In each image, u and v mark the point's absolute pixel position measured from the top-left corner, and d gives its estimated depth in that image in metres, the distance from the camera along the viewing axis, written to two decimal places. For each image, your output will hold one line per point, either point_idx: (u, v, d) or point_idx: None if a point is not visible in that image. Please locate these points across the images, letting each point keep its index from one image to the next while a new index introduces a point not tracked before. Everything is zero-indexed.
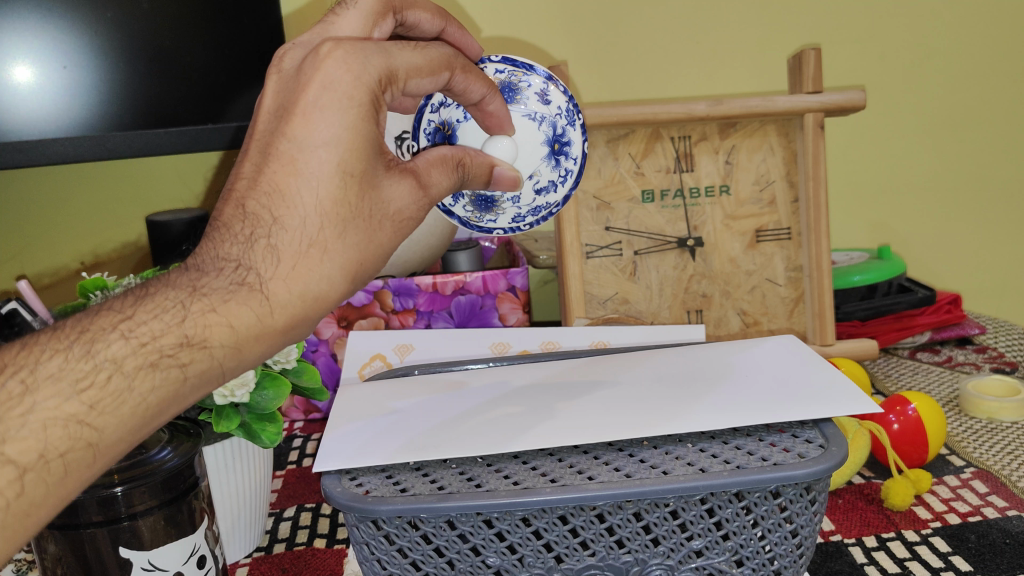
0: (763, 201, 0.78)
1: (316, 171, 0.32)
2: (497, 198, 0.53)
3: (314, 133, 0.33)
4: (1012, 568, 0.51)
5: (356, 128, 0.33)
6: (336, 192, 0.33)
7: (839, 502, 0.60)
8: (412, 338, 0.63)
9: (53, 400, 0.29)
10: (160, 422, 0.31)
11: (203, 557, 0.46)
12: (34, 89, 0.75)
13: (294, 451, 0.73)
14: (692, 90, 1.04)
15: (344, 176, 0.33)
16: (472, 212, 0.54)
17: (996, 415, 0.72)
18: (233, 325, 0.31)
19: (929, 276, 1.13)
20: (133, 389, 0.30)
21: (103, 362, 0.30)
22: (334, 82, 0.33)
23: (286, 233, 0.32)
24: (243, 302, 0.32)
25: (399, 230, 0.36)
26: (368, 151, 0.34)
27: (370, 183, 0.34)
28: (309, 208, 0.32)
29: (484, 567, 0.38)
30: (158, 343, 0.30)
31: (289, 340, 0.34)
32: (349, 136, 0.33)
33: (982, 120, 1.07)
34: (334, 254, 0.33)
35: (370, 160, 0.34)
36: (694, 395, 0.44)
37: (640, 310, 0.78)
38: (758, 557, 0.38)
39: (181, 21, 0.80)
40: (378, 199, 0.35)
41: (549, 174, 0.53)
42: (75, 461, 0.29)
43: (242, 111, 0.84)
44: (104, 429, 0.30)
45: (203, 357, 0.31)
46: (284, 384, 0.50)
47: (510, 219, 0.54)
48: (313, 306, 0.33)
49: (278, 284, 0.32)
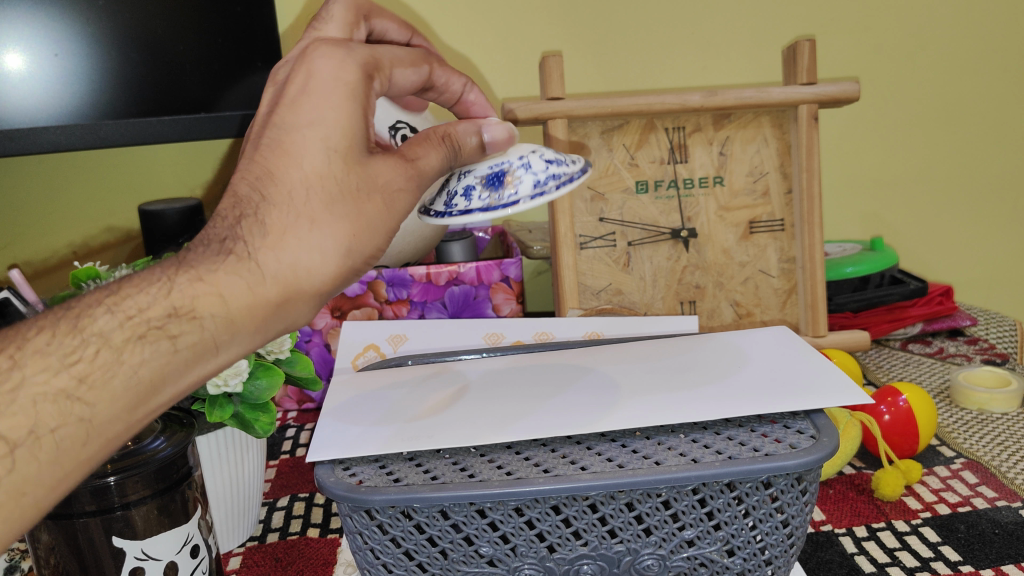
0: (757, 192, 0.78)
1: (302, 148, 0.33)
2: (506, 168, 0.44)
3: (300, 115, 0.34)
4: (1001, 559, 0.52)
5: (342, 107, 0.34)
6: (323, 167, 0.33)
7: (830, 493, 0.61)
8: (405, 329, 0.63)
9: (43, 376, 0.29)
10: (156, 402, 0.31)
11: (197, 547, 0.46)
12: (25, 77, 0.73)
13: (288, 441, 0.73)
14: (685, 81, 1.04)
15: (329, 150, 0.34)
16: (490, 196, 0.43)
17: (985, 406, 0.72)
18: (223, 296, 0.32)
19: (921, 269, 1.13)
20: (122, 362, 0.30)
21: (90, 337, 0.30)
22: (319, 71, 0.34)
23: (274, 209, 0.33)
24: (232, 272, 0.32)
25: (393, 209, 0.36)
26: (355, 129, 0.34)
27: (361, 160, 0.35)
28: (296, 183, 0.33)
29: (478, 557, 0.38)
30: (144, 316, 0.30)
31: (282, 315, 0.34)
32: (335, 117, 0.34)
33: (975, 111, 1.07)
34: (322, 225, 0.33)
35: (358, 139, 0.34)
36: (687, 386, 0.44)
37: (634, 301, 0.78)
38: (748, 547, 0.38)
39: (174, 10, 0.79)
40: (370, 175, 0.35)
41: (552, 153, 0.46)
42: (68, 439, 0.29)
43: (234, 101, 0.83)
44: (96, 405, 0.30)
45: (193, 329, 0.31)
46: (277, 373, 0.50)
47: (532, 185, 0.43)
48: (301, 277, 0.33)
49: (266, 254, 0.32)
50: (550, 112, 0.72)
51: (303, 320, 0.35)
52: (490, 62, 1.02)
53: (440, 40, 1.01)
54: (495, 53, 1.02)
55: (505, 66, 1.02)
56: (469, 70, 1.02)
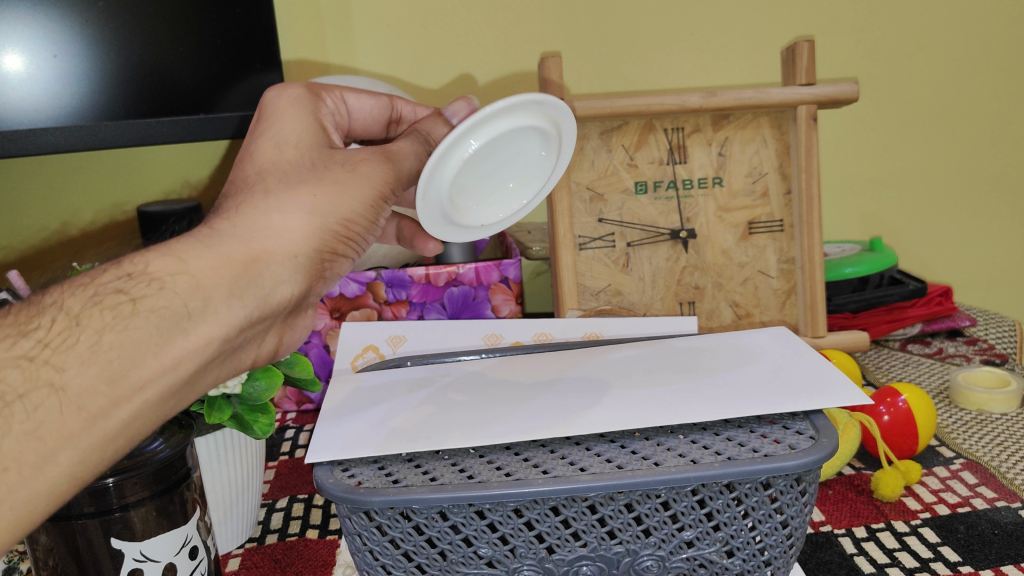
0: (755, 193, 0.78)
1: (256, 149, 0.39)
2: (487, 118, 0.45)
3: (256, 131, 0.40)
4: (1000, 559, 0.52)
5: (287, 115, 0.40)
6: (275, 155, 0.38)
7: (829, 494, 0.61)
8: (404, 330, 0.63)
9: (4, 345, 0.30)
10: (137, 378, 0.30)
11: (196, 548, 0.46)
12: (24, 78, 0.73)
13: (286, 442, 0.73)
14: (684, 82, 1.04)
15: (278, 143, 0.39)
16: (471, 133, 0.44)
17: (985, 406, 0.72)
18: (181, 259, 0.33)
19: (921, 270, 1.13)
20: (81, 326, 0.31)
21: (48, 308, 0.32)
22: (270, 104, 0.42)
23: (235, 197, 0.37)
24: (193, 242, 0.34)
25: (357, 177, 0.39)
26: (302, 127, 0.40)
27: (313, 148, 0.39)
28: (251, 173, 0.38)
29: (477, 558, 0.38)
30: (98, 284, 0.32)
31: (254, 281, 0.34)
32: (281, 122, 0.40)
33: (974, 112, 1.07)
34: (278, 194, 0.36)
35: (305, 131, 0.40)
36: (687, 387, 0.44)
37: (633, 301, 0.78)
38: (748, 548, 0.38)
39: (173, 12, 0.78)
40: (324, 156, 0.39)
41: None
42: (42, 406, 0.29)
43: (235, 101, 0.83)
44: (65, 369, 0.29)
45: (154, 291, 0.32)
46: (276, 375, 0.49)
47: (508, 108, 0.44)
48: (264, 241, 0.35)
49: (225, 224, 0.35)
50: None
51: (279, 287, 0.35)
52: (489, 63, 1.02)
53: (440, 41, 1.01)
54: (494, 55, 1.02)
55: (505, 67, 1.02)
56: (469, 72, 1.02)
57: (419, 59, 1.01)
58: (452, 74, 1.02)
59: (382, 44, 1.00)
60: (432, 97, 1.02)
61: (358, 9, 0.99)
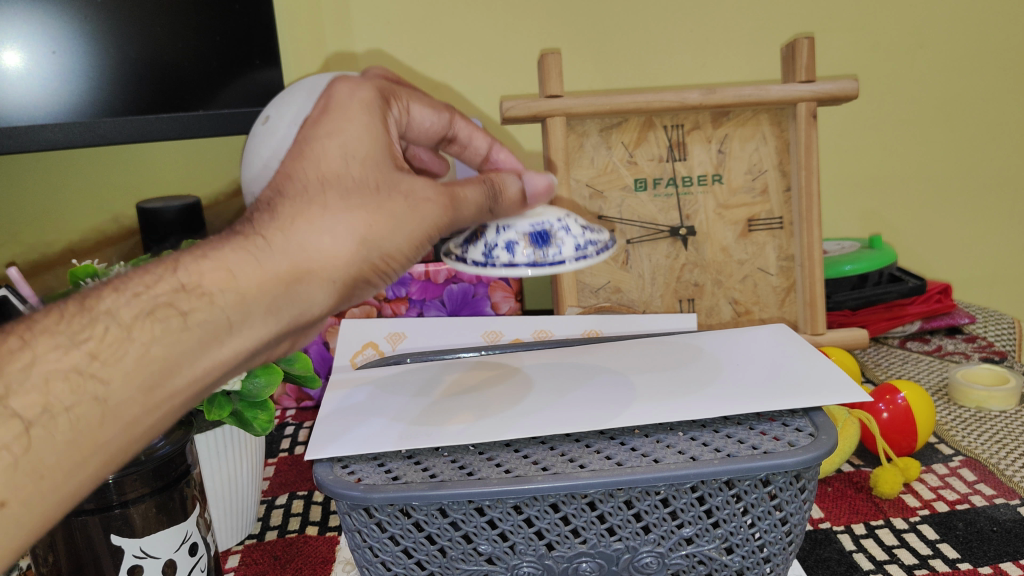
0: (755, 190, 0.78)
1: (321, 151, 0.36)
2: (549, 227, 0.48)
3: (319, 128, 0.37)
4: (1000, 556, 0.52)
5: (359, 120, 0.37)
6: (341, 165, 0.36)
7: (828, 490, 0.61)
8: (404, 326, 0.62)
9: (53, 353, 0.29)
10: (174, 384, 0.31)
11: (196, 545, 0.46)
12: (23, 74, 0.72)
13: (286, 438, 0.73)
14: (683, 79, 1.04)
15: (351, 154, 0.36)
16: (534, 254, 0.47)
17: (984, 403, 0.72)
18: (232, 272, 0.32)
19: (919, 266, 1.13)
20: (133, 339, 0.30)
21: (99, 314, 0.30)
22: (333, 95, 0.39)
23: (288, 203, 0.35)
24: (236, 249, 0.33)
25: (414, 213, 0.38)
26: (374, 139, 0.37)
27: (383, 167, 0.37)
28: (314, 177, 0.35)
29: (476, 555, 0.38)
30: (151, 293, 0.31)
31: (291, 297, 0.34)
32: (353, 127, 0.37)
33: (974, 109, 1.07)
34: (334, 210, 0.35)
35: (378, 145, 0.37)
36: (687, 385, 0.44)
37: (632, 299, 0.78)
38: (747, 544, 0.38)
39: (176, 9, 0.77)
40: (390, 177, 0.37)
41: (577, 223, 0.50)
42: (83, 418, 0.29)
43: (230, 98, 0.82)
44: (110, 382, 0.29)
45: (203, 306, 0.31)
46: (276, 371, 0.49)
47: (573, 250, 0.47)
48: (310, 259, 0.34)
49: (275, 234, 0.34)
50: (548, 110, 0.72)
51: (313, 307, 0.35)
52: (488, 61, 1.02)
53: (439, 38, 1.00)
54: (494, 51, 1.01)
55: (505, 64, 1.02)
56: (468, 69, 1.02)
57: (417, 56, 1.01)
58: (451, 70, 1.02)
59: (381, 40, 1.00)
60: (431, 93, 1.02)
61: (357, 7, 0.99)
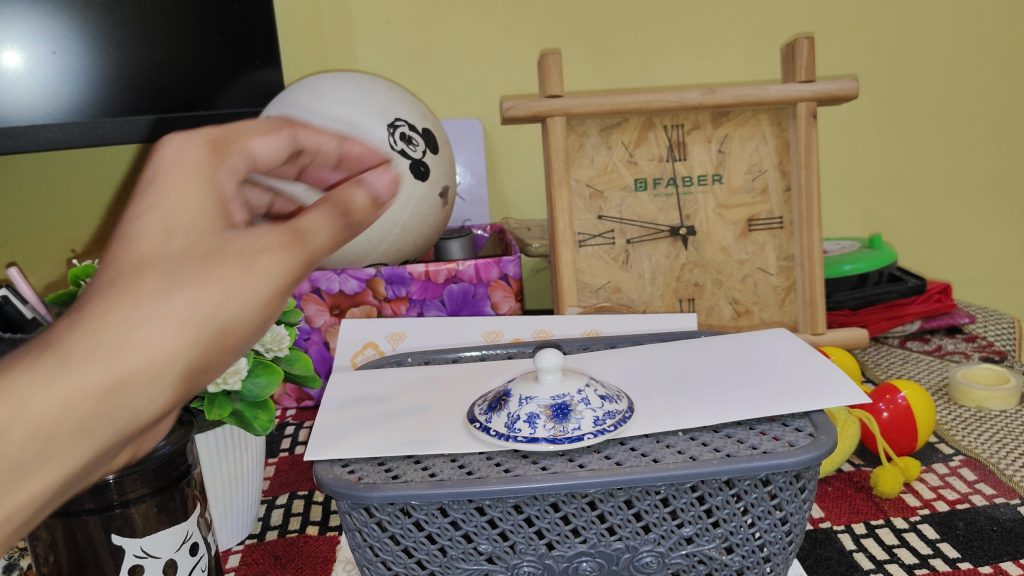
0: (755, 190, 0.78)
1: (122, 233, 0.25)
2: (569, 399, 0.41)
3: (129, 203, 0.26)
4: (1000, 555, 0.52)
5: (187, 183, 0.26)
6: (146, 243, 0.24)
7: (829, 490, 0.61)
8: (404, 325, 0.62)
9: None
10: None
11: (197, 544, 0.46)
12: (23, 75, 0.70)
13: (286, 438, 0.73)
14: (684, 79, 1.04)
15: (169, 226, 0.25)
16: (553, 428, 0.39)
17: (984, 403, 0.72)
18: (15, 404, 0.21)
19: (920, 266, 1.13)
20: None
21: None
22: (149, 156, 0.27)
23: (83, 301, 0.23)
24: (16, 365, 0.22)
25: (260, 274, 0.26)
26: (197, 202, 0.26)
27: (211, 230, 0.26)
28: (124, 261, 0.24)
29: (476, 554, 0.38)
30: None
31: (109, 417, 0.23)
32: (164, 195, 0.26)
33: (973, 109, 1.07)
34: (149, 297, 0.23)
35: (203, 206, 0.26)
36: (687, 394, 0.44)
37: (632, 298, 0.78)
38: (747, 544, 0.38)
39: (174, 11, 0.78)
40: (217, 241, 0.26)
41: (604, 388, 0.42)
42: None
43: (231, 98, 0.84)
44: None
45: None
46: (277, 370, 0.50)
47: (593, 420, 0.40)
48: (122, 365, 0.23)
49: (64, 340, 0.22)
50: (548, 110, 0.72)
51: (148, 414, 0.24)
52: (487, 61, 1.02)
53: (439, 38, 1.00)
54: (494, 51, 1.01)
55: (505, 64, 1.02)
56: (468, 69, 1.02)
57: (417, 56, 1.01)
58: (451, 70, 1.02)
59: (380, 41, 1.00)
60: (430, 93, 1.02)
61: (357, 7, 0.99)
